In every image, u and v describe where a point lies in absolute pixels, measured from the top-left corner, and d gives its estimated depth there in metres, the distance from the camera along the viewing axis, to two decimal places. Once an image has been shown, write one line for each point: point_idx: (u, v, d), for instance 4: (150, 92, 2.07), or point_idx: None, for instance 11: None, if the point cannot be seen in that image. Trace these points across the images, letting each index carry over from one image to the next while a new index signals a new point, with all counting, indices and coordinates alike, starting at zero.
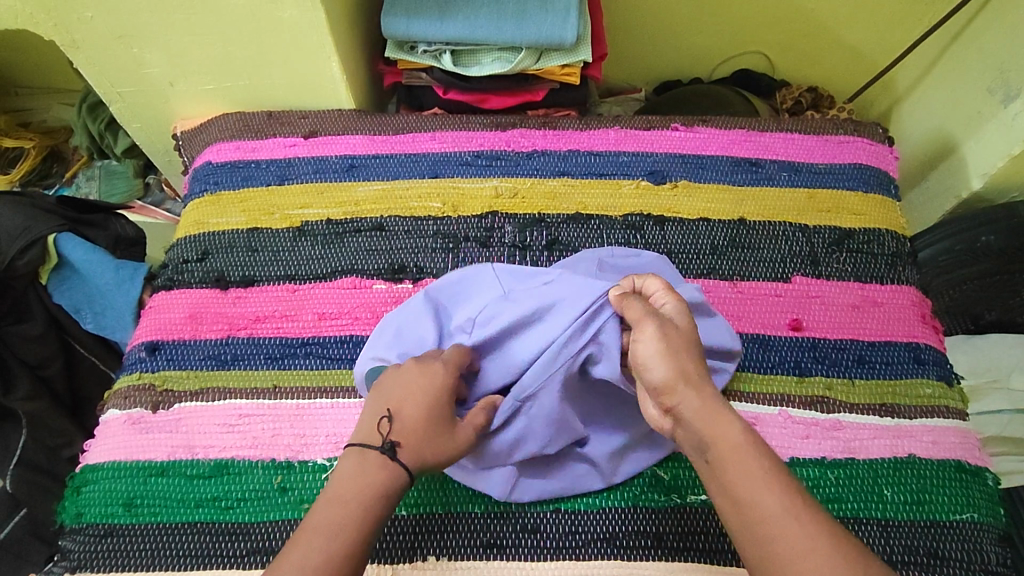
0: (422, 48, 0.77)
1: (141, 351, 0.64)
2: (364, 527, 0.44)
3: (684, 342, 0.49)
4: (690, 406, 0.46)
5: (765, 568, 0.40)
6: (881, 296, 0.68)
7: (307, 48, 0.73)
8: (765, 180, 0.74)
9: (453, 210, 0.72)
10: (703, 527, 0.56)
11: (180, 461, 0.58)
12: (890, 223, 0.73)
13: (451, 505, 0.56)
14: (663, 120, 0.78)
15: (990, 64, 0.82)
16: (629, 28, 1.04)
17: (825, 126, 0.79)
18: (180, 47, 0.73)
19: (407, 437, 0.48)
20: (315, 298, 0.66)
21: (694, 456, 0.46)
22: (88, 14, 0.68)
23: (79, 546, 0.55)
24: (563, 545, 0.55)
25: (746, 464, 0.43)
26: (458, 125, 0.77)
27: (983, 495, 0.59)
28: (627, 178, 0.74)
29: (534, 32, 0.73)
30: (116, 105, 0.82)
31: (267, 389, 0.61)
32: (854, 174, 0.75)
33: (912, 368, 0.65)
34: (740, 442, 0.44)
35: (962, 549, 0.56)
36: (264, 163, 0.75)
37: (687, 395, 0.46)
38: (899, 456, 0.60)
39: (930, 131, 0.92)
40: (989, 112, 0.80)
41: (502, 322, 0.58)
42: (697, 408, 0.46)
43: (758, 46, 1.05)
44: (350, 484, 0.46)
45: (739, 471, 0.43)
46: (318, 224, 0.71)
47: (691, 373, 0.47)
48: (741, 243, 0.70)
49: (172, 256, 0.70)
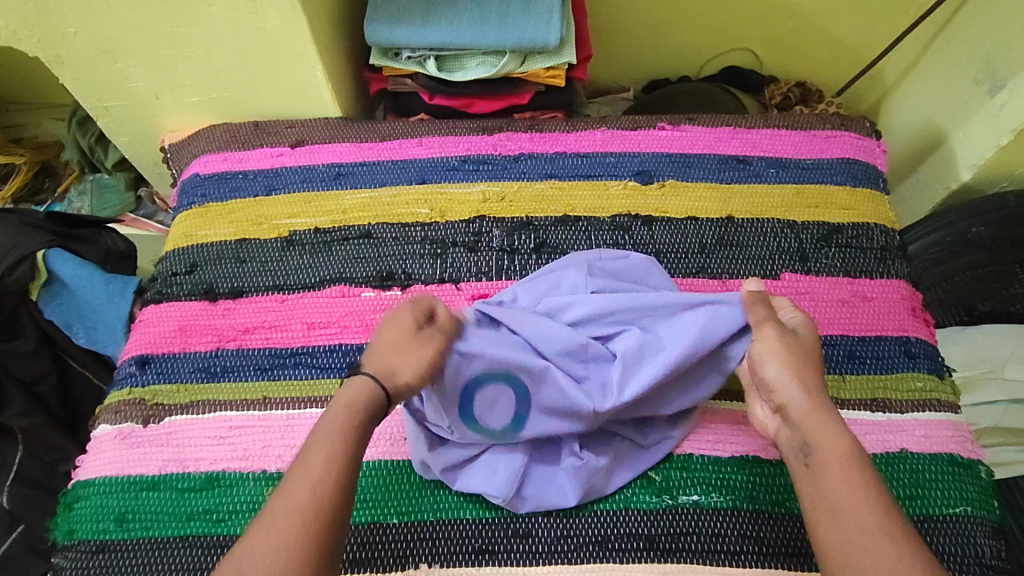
0: (406, 55, 0.77)
1: (131, 366, 0.64)
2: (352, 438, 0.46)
3: (805, 357, 0.52)
4: (801, 405, 0.49)
5: None
6: (871, 291, 0.68)
7: (292, 58, 0.73)
8: (753, 177, 0.74)
9: (441, 215, 0.72)
10: (694, 528, 0.55)
11: (171, 475, 0.58)
12: (880, 217, 0.73)
13: (441, 511, 0.56)
14: (650, 119, 0.78)
15: (976, 54, 0.82)
16: (616, 28, 1.04)
17: (812, 121, 0.79)
18: (165, 61, 0.73)
19: (377, 363, 0.50)
20: (303, 308, 0.66)
21: (795, 460, 0.48)
22: (71, 30, 0.68)
23: (72, 563, 0.55)
24: (555, 549, 0.55)
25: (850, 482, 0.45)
26: (444, 130, 0.77)
27: (976, 488, 0.59)
28: (614, 179, 0.74)
29: (516, 35, 0.73)
30: (104, 119, 0.82)
31: (257, 401, 0.61)
32: (842, 168, 0.75)
33: (903, 363, 0.65)
34: (844, 448, 0.46)
35: (956, 544, 0.56)
36: (251, 173, 0.75)
37: (801, 396, 0.50)
38: (891, 451, 0.60)
39: (920, 122, 0.92)
40: (976, 103, 0.81)
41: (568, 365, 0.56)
42: (806, 412, 0.49)
43: (745, 43, 1.04)
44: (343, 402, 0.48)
45: (839, 480, 0.45)
46: (306, 233, 0.71)
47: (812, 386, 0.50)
48: (729, 241, 0.70)
49: (161, 269, 0.70)
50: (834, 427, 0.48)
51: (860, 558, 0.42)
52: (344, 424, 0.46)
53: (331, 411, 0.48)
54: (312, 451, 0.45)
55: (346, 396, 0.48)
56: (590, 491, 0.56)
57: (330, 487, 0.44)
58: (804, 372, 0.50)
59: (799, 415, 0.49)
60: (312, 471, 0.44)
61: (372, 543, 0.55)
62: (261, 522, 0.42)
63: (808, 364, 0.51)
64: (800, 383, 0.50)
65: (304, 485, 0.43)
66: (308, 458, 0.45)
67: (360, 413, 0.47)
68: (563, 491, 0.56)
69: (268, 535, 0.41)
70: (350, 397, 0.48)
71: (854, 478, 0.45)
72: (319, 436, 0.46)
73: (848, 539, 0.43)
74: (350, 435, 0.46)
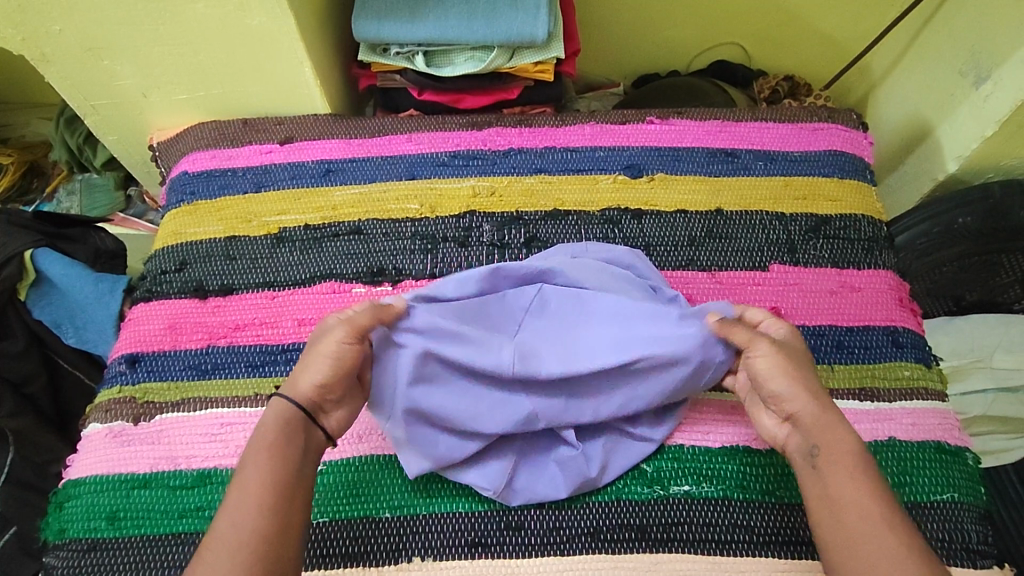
0: (394, 50, 0.77)
1: (121, 364, 0.64)
2: (281, 467, 0.47)
3: (801, 365, 0.52)
4: (811, 411, 0.50)
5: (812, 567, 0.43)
6: (859, 282, 0.69)
7: (280, 55, 0.73)
8: (741, 170, 0.75)
9: (430, 211, 0.72)
10: (685, 518, 0.56)
11: (163, 472, 0.58)
12: (867, 208, 0.73)
13: (433, 505, 0.56)
14: (639, 113, 0.79)
15: (961, 46, 0.83)
16: (605, 23, 1.04)
17: (800, 114, 0.79)
18: (151, 58, 0.73)
19: (289, 383, 0.52)
20: (294, 304, 0.66)
21: (802, 458, 0.50)
22: (56, 28, 0.68)
23: (63, 562, 0.55)
24: (547, 541, 0.55)
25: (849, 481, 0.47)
26: (433, 126, 0.77)
27: (964, 474, 0.59)
28: (604, 173, 0.74)
29: (505, 30, 0.73)
30: (92, 118, 0.82)
31: (248, 397, 0.61)
32: (829, 160, 0.76)
33: (891, 352, 0.65)
34: (850, 451, 0.48)
35: (944, 529, 0.56)
36: (240, 170, 0.75)
37: (807, 401, 0.50)
38: (879, 439, 0.60)
39: (907, 115, 0.92)
40: (961, 94, 0.81)
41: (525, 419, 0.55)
42: (812, 419, 0.50)
43: (733, 38, 1.05)
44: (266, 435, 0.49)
45: (845, 476, 0.47)
46: (296, 230, 0.71)
47: (815, 396, 0.51)
48: (718, 233, 0.71)
49: (150, 267, 0.70)
50: (841, 434, 0.49)
51: (859, 557, 0.44)
52: (270, 458, 0.47)
53: (253, 446, 0.48)
54: (235, 485, 0.46)
55: (266, 426, 0.49)
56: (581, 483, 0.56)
57: (266, 509, 0.45)
58: (803, 371, 0.52)
59: (807, 418, 0.50)
60: (245, 503, 0.45)
61: (364, 537, 0.55)
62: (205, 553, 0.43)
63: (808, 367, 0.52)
64: (806, 390, 0.51)
65: (244, 517, 0.44)
66: (238, 494, 0.46)
67: (283, 442, 0.49)
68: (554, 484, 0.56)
69: (215, 563, 0.42)
70: (266, 426, 0.49)
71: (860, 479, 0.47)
72: (245, 475, 0.47)
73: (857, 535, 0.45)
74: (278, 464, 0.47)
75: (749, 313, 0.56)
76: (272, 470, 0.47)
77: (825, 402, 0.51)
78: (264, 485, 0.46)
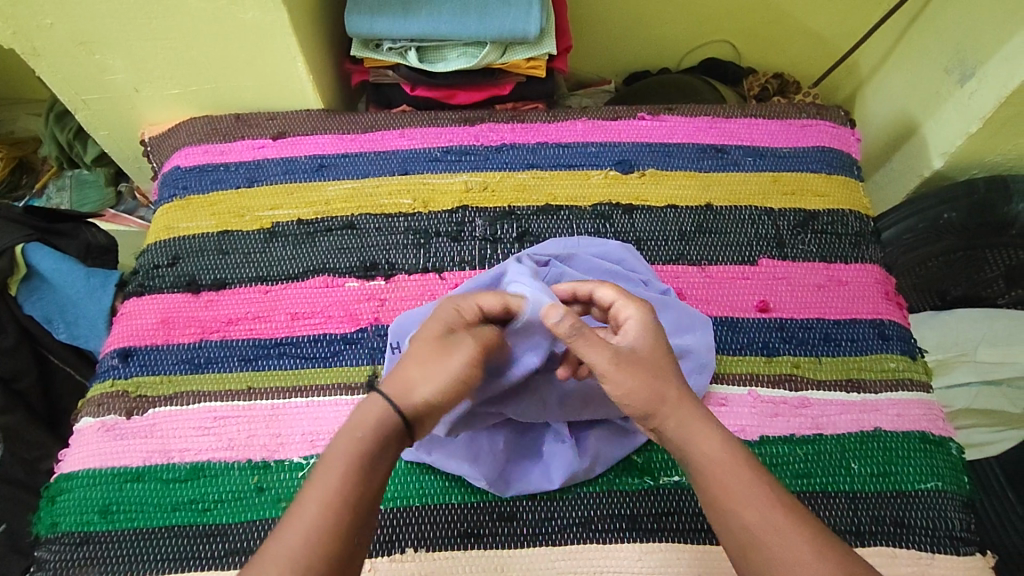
0: (387, 46, 0.77)
1: (114, 359, 0.64)
2: (367, 478, 0.41)
3: (646, 363, 0.46)
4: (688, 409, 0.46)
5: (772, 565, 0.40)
6: (846, 276, 0.70)
7: (273, 50, 0.73)
8: (731, 165, 0.76)
9: (423, 206, 0.72)
10: (676, 508, 0.57)
11: (156, 466, 0.58)
12: (854, 204, 0.74)
13: (427, 497, 0.57)
14: (630, 110, 0.79)
15: (946, 44, 0.84)
16: (597, 21, 1.05)
17: (788, 111, 0.80)
18: (143, 52, 0.72)
19: (395, 385, 0.44)
20: (287, 298, 0.67)
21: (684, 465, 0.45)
22: (47, 21, 0.68)
23: (55, 556, 0.55)
24: (539, 531, 0.56)
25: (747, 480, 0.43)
26: (426, 121, 0.78)
27: (948, 464, 0.61)
28: (596, 169, 0.75)
29: (497, 26, 0.74)
30: (83, 113, 0.82)
31: (241, 391, 0.62)
32: (818, 156, 0.77)
33: (878, 345, 0.66)
34: (723, 453, 0.44)
35: (928, 518, 0.57)
36: (232, 165, 0.75)
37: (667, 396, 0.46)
38: (866, 429, 0.61)
39: (893, 112, 0.94)
40: (947, 91, 0.83)
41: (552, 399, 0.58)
42: (676, 423, 0.45)
43: (724, 36, 1.06)
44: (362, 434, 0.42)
45: (743, 483, 0.42)
46: (289, 225, 0.71)
47: (660, 393, 0.45)
48: (708, 228, 0.72)
49: (142, 262, 0.70)
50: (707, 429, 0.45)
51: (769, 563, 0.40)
52: (356, 464, 0.41)
53: (342, 441, 0.42)
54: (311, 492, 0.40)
55: (366, 424, 0.43)
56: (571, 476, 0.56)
57: (337, 525, 0.39)
58: (653, 358, 0.47)
59: (642, 406, 0.46)
60: (317, 511, 0.39)
61: None
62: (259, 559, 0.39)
63: (636, 361, 0.46)
64: (646, 385, 0.45)
65: (309, 528, 0.39)
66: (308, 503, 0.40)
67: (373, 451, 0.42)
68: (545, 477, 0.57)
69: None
70: (364, 423, 0.43)
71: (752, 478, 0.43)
72: (325, 475, 0.41)
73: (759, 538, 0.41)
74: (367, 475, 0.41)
75: (599, 291, 0.52)
76: (354, 484, 0.41)
77: (680, 394, 0.46)
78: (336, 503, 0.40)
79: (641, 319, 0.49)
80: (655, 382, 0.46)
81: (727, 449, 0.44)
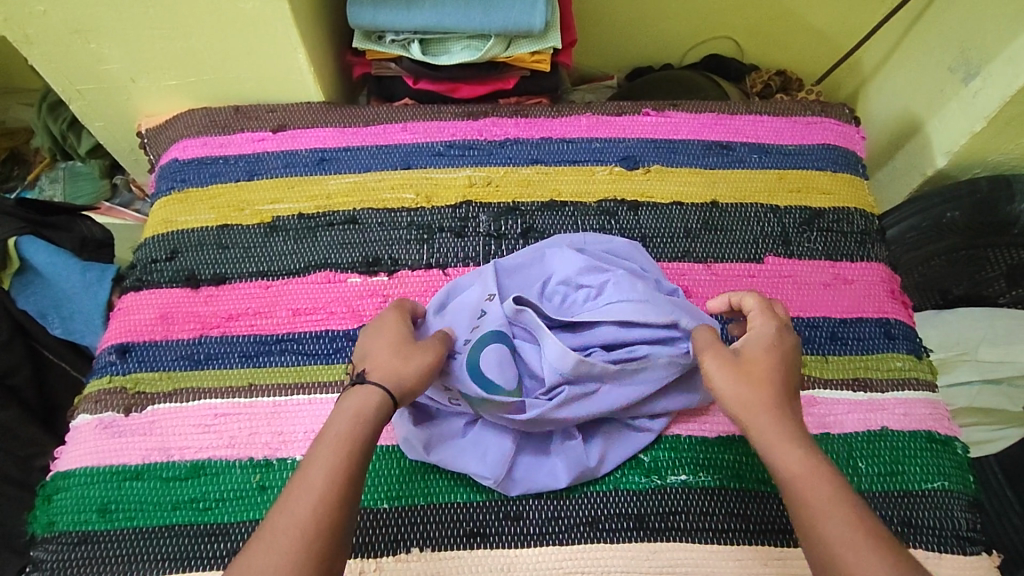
0: (390, 38, 0.76)
1: (111, 354, 0.63)
2: (354, 455, 0.44)
3: (752, 371, 0.48)
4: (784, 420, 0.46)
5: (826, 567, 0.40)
6: (852, 274, 0.69)
7: (273, 41, 0.72)
8: (736, 162, 0.75)
9: (427, 201, 0.71)
10: (683, 507, 0.56)
11: (155, 464, 0.57)
12: (860, 202, 0.74)
13: (432, 495, 0.56)
14: (635, 105, 0.79)
15: (951, 43, 0.84)
16: (599, 15, 1.04)
17: (794, 108, 0.80)
18: (140, 41, 0.71)
19: (380, 370, 0.49)
20: (289, 294, 0.66)
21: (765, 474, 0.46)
22: (41, 8, 0.66)
23: (52, 556, 0.54)
24: (545, 531, 0.55)
25: (825, 489, 0.42)
26: (429, 115, 0.77)
27: (954, 463, 0.61)
28: (601, 165, 0.74)
29: (503, 19, 0.72)
30: (77, 103, 0.80)
31: (242, 388, 0.61)
32: (823, 154, 0.76)
33: (883, 344, 0.66)
34: (802, 463, 0.44)
35: (934, 517, 0.57)
36: (231, 158, 0.73)
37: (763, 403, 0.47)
38: (872, 428, 0.61)
39: (897, 110, 0.94)
40: (951, 90, 0.82)
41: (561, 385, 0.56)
42: (768, 429, 0.46)
43: (727, 31, 1.05)
44: (347, 416, 0.46)
45: (821, 495, 0.42)
46: (290, 220, 0.70)
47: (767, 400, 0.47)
48: (714, 225, 0.71)
49: (140, 256, 0.69)
50: (794, 436, 0.45)
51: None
52: (341, 443, 0.44)
53: (332, 423, 0.46)
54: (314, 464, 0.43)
55: (352, 405, 0.46)
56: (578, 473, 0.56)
57: (331, 499, 0.41)
58: (768, 366, 0.49)
59: (736, 406, 0.47)
60: (314, 485, 0.42)
61: (363, 528, 0.55)
62: (261, 537, 0.40)
63: (753, 368, 0.49)
64: (752, 388, 0.47)
65: (306, 502, 0.41)
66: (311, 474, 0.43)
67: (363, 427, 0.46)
68: (548, 473, 0.56)
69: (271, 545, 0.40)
70: (348, 410, 0.46)
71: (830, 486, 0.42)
72: (316, 458, 0.44)
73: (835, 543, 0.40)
74: (352, 451, 0.44)
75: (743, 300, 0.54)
76: (351, 454, 0.44)
77: (784, 405, 0.47)
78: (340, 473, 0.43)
79: (769, 334, 0.51)
80: (761, 390, 0.47)
81: (807, 460, 0.44)
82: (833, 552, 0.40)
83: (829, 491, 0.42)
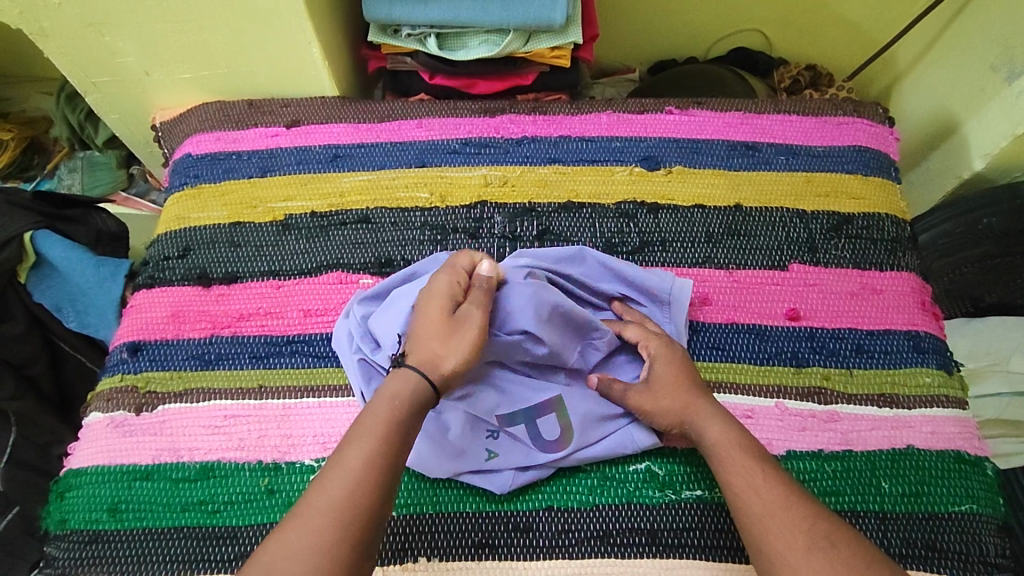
0: (406, 32, 0.74)
1: (123, 352, 0.63)
2: (388, 441, 0.48)
3: (674, 384, 0.56)
4: (663, 409, 0.55)
5: (763, 540, 0.46)
6: (881, 284, 0.67)
7: (287, 35, 0.71)
8: (762, 164, 0.72)
9: (441, 200, 0.70)
10: (698, 524, 0.55)
11: (165, 465, 0.57)
12: (891, 207, 0.71)
13: (440, 504, 0.55)
14: (657, 103, 0.76)
15: (994, 40, 0.80)
16: (622, 8, 1.01)
17: (824, 107, 0.76)
18: (155, 35, 0.70)
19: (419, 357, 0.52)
20: (300, 294, 0.65)
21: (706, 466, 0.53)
22: (55, 1, 0.65)
23: (64, 554, 0.54)
24: (556, 543, 0.54)
25: (754, 472, 0.49)
26: (445, 111, 0.75)
27: (983, 485, 0.58)
28: (620, 165, 0.72)
29: (522, 13, 0.70)
30: (92, 95, 0.80)
31: (253, 389, 0.60)
32: (854, 157, 0.73)
33: (911, 357, 0.63)
34: (727, 438, 0.52)
35: (961, 542, 0.55)
36: (245, 154, 0.72)
37: (672, 402, 0.55)
38: (897, 447, 0.59)
39: (932, 109, 0.90)
40: (992, 89, 0.78)
41: (585, 439, 0.56)
42: (696, 423, 0.54)
43: (755, 24, 1.01)
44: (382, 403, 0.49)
45: (746, 476, 0.49)
46: (302, 218, 0.69)
47: (681, 404, 0.55)
48: (738, 230, 0.69)
49: (153, 253, 0.68)
50: (709, 409, 0.54)
51: (785, 556, 0.45)
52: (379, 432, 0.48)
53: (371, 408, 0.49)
54: (349, 451, 0.47)
55: (391, 389, 0.50)
56: (615, 449, 0.56)
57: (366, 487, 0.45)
58: (673, 376, 0.56)
59: (663, 416, 0.55)
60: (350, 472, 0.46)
61: None
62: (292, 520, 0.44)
63: (662, 388, 0.56)
64: (669, 399, 0.55)
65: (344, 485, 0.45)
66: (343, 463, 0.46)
67: (398, 425, 0.49)
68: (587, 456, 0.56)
69: (302, 530, 0.43)
70: (387, 400, 0.50)
71: (747, 464, 0.50)
72: (353, 449, 0.47)
73: (758, 515, 0.47)
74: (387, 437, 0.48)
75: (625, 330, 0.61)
76: (384, 437, 0.48)
77: (702, 404, 0.55)
78: (371, 470, 0.46)
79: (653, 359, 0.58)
80: (678, 400, 0.55)
81: (723, 435, 0.52)
82: (746, 509, 0.48)
83: (761, 473, 0.49)
